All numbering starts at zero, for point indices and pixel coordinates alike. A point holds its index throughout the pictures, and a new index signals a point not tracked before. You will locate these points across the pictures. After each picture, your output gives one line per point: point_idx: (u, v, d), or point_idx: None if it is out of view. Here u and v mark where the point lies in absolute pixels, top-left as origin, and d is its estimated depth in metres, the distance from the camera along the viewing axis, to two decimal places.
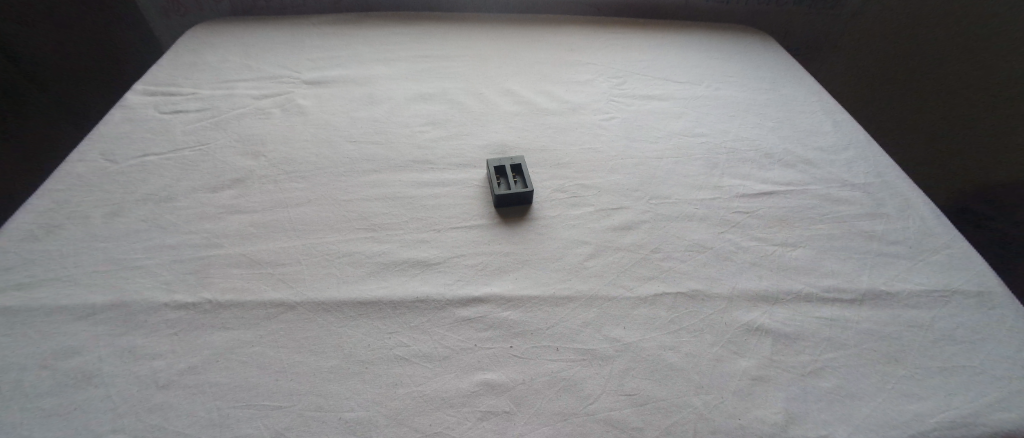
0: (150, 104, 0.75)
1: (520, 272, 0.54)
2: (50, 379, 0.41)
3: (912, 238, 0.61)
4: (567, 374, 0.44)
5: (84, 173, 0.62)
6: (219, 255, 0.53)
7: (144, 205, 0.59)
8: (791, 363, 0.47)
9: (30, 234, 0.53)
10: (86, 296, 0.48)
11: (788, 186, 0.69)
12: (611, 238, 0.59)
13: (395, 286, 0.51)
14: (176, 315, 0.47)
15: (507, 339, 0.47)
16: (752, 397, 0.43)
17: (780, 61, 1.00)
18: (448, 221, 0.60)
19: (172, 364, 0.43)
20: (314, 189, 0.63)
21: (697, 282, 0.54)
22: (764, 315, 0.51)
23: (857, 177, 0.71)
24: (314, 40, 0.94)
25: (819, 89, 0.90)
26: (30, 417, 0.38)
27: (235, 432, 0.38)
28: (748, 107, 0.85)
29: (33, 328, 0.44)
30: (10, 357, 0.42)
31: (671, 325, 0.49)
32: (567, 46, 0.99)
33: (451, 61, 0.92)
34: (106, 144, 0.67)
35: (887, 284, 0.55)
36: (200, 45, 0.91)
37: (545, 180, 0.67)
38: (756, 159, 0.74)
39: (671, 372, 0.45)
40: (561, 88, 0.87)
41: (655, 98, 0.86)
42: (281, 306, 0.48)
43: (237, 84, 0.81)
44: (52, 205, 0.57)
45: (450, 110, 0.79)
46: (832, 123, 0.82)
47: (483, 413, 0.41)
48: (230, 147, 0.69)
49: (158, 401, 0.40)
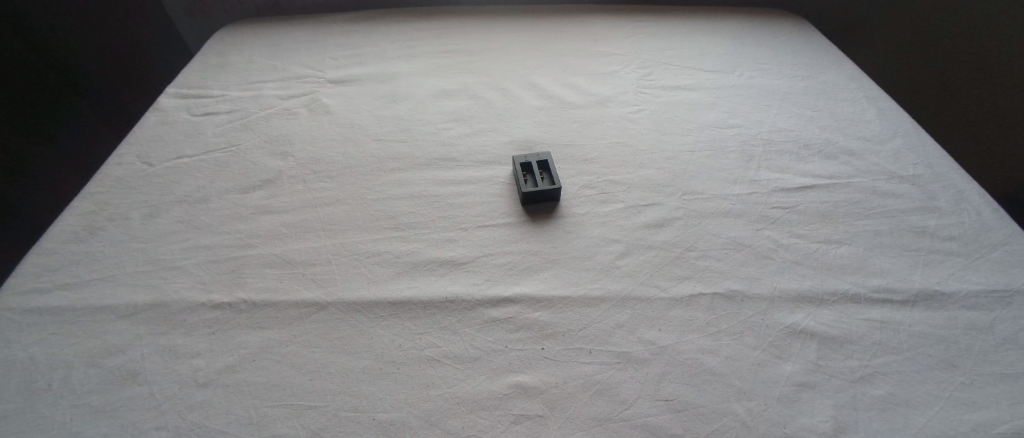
0: (181, 106, 0.76)
1: (550, 271, 0.53)
2: (97, 377, 0.42)
3: (968, 234, 0.57)
4: (602, 377, 0.43)
5: (123, 176, 0.63)
6: (253, 255, 0.54)
7: (179, 206, 0.60)
8: (837, 368, 0.44)
9: (75, 236, 0.55)
10: (128, 295, 0.49)
11: (830, 179, 0.65)
12: (641, 236, 0.57)
13: (424, 285, 0.51)
14: (213, 315, 0.48)
15: (538, 341, 0.46)
16: (797, 404, 0.41)
17: (818, 46, 0.94)
18: (475, 220, 0.59)
19: (211, 363, 0.44)
20: (341, 188, 0.63)
21: (734, 282, 0.52)
22: (808, 317, 0.48)
23: (905, 168, 0.67)
24: (337, 38, 0.94)
25: (863, 75, 0.85)
26: (79, 415, 0.39)
27: (273, 432, 0.39)
28: (785, 96, 0.81)
29: (82, 327, 0.46)
30: (61, 355, 0.43)
31: (709, 327, 0.47)
32: (592, 36, 0.96)
33: (473, 55, 0.90)
34: (142, 147, 0.68)
35: (941, 284, 0.51)
36: (227, 46, 0.92)
37: (572, 177, 0.66)
38: (796, 151, 0.70)
39: (711, 376, 0.43)
40: (588, 80, 0.85)
41: (685, 88, 0.83)
42: (314, 306, 0.49)
43: (263, 84, 0.82)
44: (94, 207, 0.59)
45: (475, 106, 0.78)
46: (876, 110, 0.77)
47: (517, 417, 0.40)
48: (259, 147, 0.70)
49: (198, 400, 0.41)
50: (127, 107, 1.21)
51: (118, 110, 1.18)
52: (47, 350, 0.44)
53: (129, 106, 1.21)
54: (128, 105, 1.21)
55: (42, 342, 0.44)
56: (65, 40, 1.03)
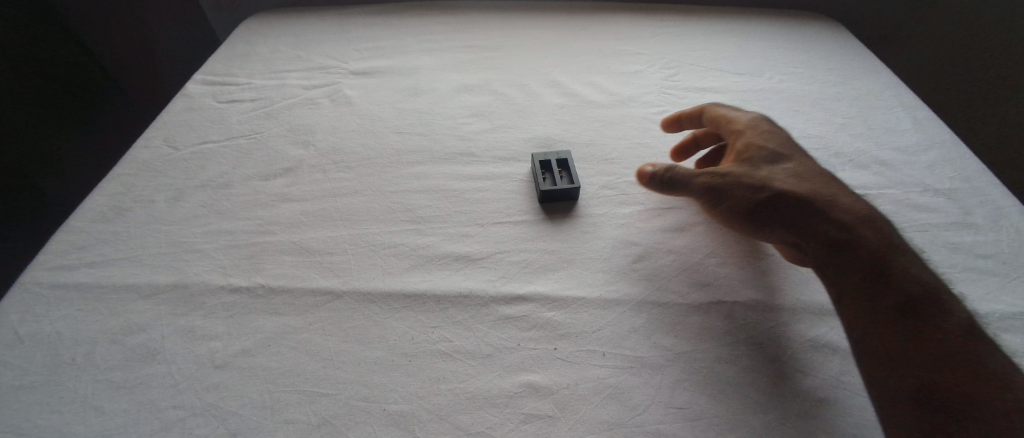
0: (208, 93, 0.78)
1: (565, 272, 0.52)
2: (118, 354, 0.43)
3: (1006, 252, 0.54)
4: (614, 381, 0.42)
5: (150, 159, 0.65)
6: (272, 242, 0.55)
7: (203, 191, 0.61)
8: (860, 385, 0.43)
9: (103, 215, 0.56)
10: (151, 276, 0.50)
11: (859, 189, 0.63)
12: (660, 239, 0.56)
13: (438, 280, 0.50)
14: (232, 298, 0.48)
15: (552, 341, 0.45)
16: (816, 420, 0.40)
17: (852, 51, 0.91)
18: (491, 216, 0.58)
19: (228, 346, 0.44)
20: (360, 179, 0.63)
21: (755, 291, 0.50)
22: (832, 330, 0.47)
23: (940, 181, 0.64)
24: (362, 30, 0.95)
25: (898, 81, 0.82)
26: (101, 390, 0.41)
27: (286, 416, 0.40)
28: (815, 102, 0.79)
29: (106, 305, 0.47)
30: (86, 331, 0.45)
31: (727, 336, 0.46)
32: (616, 35, 0.95)
33: (495, 51, 0.90)
34: (169, 132, 0.70)
35: (974, 303, 0.49)
36: (254, 36, 0.93)
37: (591, 177, 0.65)
38: (824, 159, 0.68)
39: (728, 386, 0.42)
40: (610, 79, 0.84)
41: (709, 91, 0.81)
42: (330, 295, 0.49)
43: (287, 74, 0.83)
44: (121, 188, 0.60)
45: (496, 102, 0.78)
46: (910, 119, 0.75)
47: (527, 416, 0.40)
48: (281, 135, 0.71)
49: (214, 381, 0.42)
50: (161, 95, 1.18)
51: (150, 101, 1.15)
52: (73, 325, 0.45)
53: (161, 96, 1.18)
54: (161, 94, 1.18)
55: (68, 317, 0.46)
56: (87, 31, 1.00)
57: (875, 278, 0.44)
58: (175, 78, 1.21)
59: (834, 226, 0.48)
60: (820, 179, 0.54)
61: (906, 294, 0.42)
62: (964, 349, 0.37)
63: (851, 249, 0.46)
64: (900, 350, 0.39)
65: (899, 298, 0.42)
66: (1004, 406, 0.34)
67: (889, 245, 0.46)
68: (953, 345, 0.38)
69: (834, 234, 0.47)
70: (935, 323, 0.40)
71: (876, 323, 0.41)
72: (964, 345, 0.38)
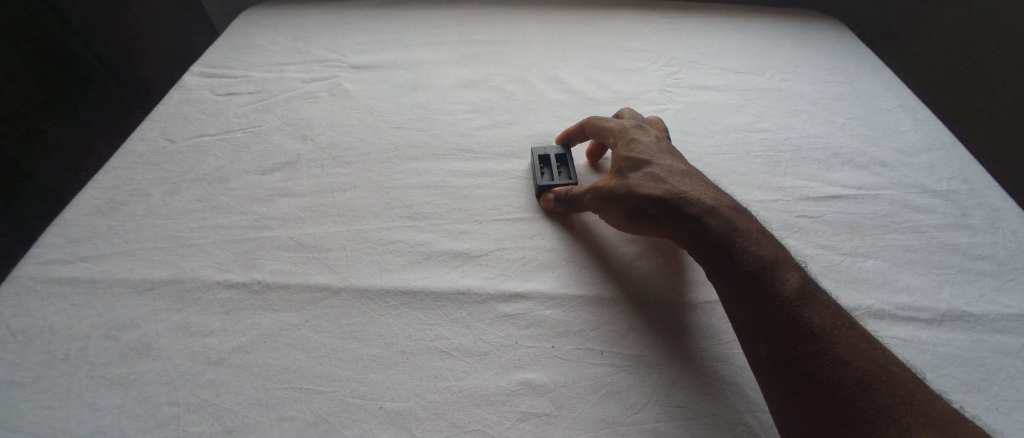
0: (205, 86, 0.77)
1: (564, 269, 0.52)
2: (113, 349, 0.43)
3: (1002, 254, 0.55)
4: (612, 380, 0.42)
5: (146, 152, 0.64)
6: (269, 237, 0.54)
7: (199, 185, 0.60)
8: None
9: (97, 209, 0.56)
10: (146, 271, 0.50)
11: (859, 189, 0.63)
12: None
13: (436, 277, 0.50)
14: (227, 294, 0.48)
15: (549, 339, 0.45)
16: None
17: (854, 51, 0.91)
18: (490, 213, 0.58)
19: (223, 342, 0.44)
20: (358, 175, 0.63)
21: None
22: None
23: (938, 182, 0.64)
24: (362, 23, 0.94)
25: (900, 82, 0.82)
26: (97, 386, 0.41)
27: (283, 413, 0.40)
28: (817, 102, 0.78)
29: (100, 300, 0.47)
30: (80, 326, 0.44)
31: (724, 334, 0.46)
32: (619, 31, 0.94)
33: (496, 46, 0.89)
34: (165, 124, 0.69)
35: (970, 305, 0.49)
36: (252, 28, 0.92)
37: (590, 174, 0.65)
38: (824, 159, 0.68)
39: (724, 385, 0.42)
40: (611, 76, 0.83)
41: (710, 89, 0.81)
42: (326, 291, 0.49)
43: (285, 67, 0.82)
44: (116, 182, 0.59)
45: (496, 98, 0.77)
46: (910, 120, 0.75)
47: (523, 414, 0.40)
48: (279, 129, 0.70)
49: (209, 378, 0.41)
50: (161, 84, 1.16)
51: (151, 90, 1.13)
52: (67, 321, 0.45)
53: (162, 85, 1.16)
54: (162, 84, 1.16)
55: (62, 312, 0.45)
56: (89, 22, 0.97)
57: (720, 263, 0.45)
58: (176, 67, 1.18)
59: (689, 223, 0.48)
60: (679, 170, 0.52)
61: (749, 270, 0.43)
62: (797, 309, 0.40)
63: (702, 238, 0.47)
64: (754, 325, 0.42)
65: (742, 276, 0.43)
66: (843, 359, 0.37)
67: (731, 223, 0.47)
68: (790, 309, 0.40)
69: (694, 231, 0.47)
70: (773, 291, 0.42)
71: (729, 303, 0.44)
72: (798, 305, 0.41)
